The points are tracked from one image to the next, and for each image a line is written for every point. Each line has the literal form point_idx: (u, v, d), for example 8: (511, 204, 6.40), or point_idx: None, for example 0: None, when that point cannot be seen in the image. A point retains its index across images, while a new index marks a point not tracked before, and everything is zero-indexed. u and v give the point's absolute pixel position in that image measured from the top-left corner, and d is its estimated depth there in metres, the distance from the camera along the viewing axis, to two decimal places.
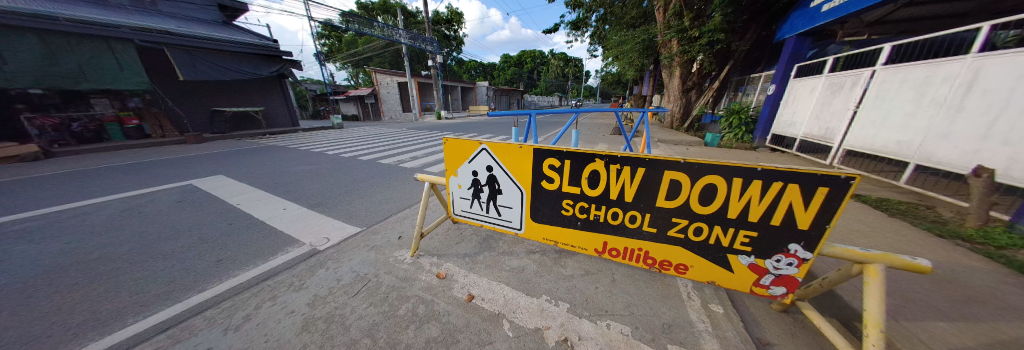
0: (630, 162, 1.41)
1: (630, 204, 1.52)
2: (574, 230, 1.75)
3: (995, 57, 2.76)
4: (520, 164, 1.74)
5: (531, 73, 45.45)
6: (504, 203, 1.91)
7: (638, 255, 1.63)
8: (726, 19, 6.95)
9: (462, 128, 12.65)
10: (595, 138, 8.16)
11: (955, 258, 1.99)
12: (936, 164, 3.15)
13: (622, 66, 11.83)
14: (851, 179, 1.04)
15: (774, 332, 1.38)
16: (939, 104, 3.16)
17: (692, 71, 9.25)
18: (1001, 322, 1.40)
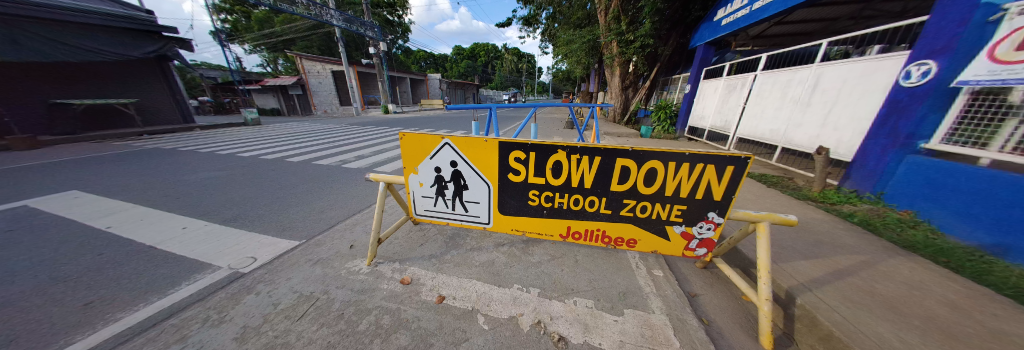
0: (588, 152, 1.56)
1: (587, 190, 1.68)
2: (539, 218, 1.86)
3: (830, 66, 3.74)
4: (485, 158, 1.75)
5: (484, 66, 44.81)
6: (468, 198, 1.91)
7: (597, 235, 1.82)
8: (654, 27, 7.94)
9: (415, 123, 11.85)
10: (548, 132, 8.56)
11: (806, 215, 2.73)
12: (794, 147, 4.20)
13: (571, 63, 12.59)
14: (749, 157, 1.34)
15: (699, 286, 1.72)
16: (797, 100, 4.18)
17: (629, 71, 10.35)
18: (835, 256, 1.99)
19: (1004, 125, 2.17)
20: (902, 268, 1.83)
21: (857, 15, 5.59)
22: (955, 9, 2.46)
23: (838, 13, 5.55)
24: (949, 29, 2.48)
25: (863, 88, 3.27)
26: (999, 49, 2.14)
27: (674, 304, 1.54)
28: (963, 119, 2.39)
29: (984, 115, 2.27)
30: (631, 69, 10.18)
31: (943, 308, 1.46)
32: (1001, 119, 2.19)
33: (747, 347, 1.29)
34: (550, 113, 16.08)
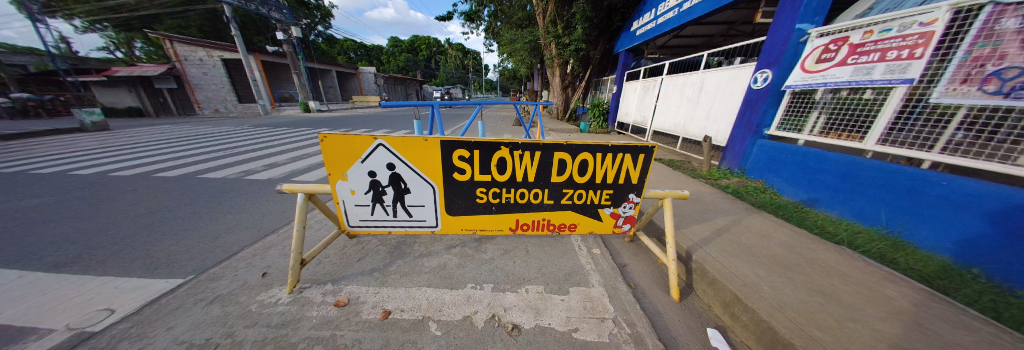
0: (529, 148, 1.66)
1: (530, 183, 1.78)
2: (488, 215, 1.89)
3: (709, 72, 4.74)
4: (428, 159, 1.70)
5: (425, 61, 42.36)
6: (411, 202, 1.82)
7: (543, 224, 1.95)
8: (585, 32, 8.72)
9: (347, 122, 10.49)
10: (496, 129, 8.62)
11: (702, 190, 3.40)
12: (690, 137, 5.20)
13: (516, 62, 12.96)
14: (654, 146, 1.65)
15: (628, 257, 2.03)
16: (690, 99, 5.17)
17: (567, 72, 11.11)
18: (720, 219, 2.55)
19: (810, 115, 3.10)
20: (760, 224, 2.46)
21: (728, 33, 7.18)
22: (782, 31, 3.36)
23: (716, 30, 7.01)
24: (777, 46, 3.41)
25: (730, 90, 4.25)
26: (810, 61, 3.05)
27: (609, 275, 1.78)
28: (788, 111, 3.33)
29: (800, 108, 3.21)
30: (569, 71, 10.96)
31: (780, 248, 2.03)
32: (809, 110, 3.13)
33: (663, 302, 1.60)
34: (496, 112, 16.19)
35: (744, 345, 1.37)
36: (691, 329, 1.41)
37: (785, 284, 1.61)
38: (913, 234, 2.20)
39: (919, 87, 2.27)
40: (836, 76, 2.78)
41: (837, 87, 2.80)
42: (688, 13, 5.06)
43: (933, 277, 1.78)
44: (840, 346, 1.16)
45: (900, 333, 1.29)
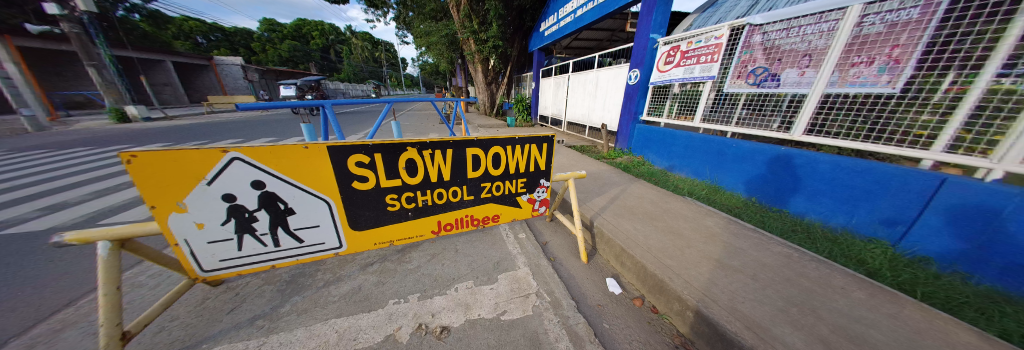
0: (438, 146, 1.63)
1: (445, 183, 1.75)
2: (404, 223, 1.77)
3: (601, 70, 5.58)
4: (315, 169, 1.45)
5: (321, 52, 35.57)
6: (302, 223, 1.53)
7: (466, 221, 1.95)
8: (500, 30, 8.94)
9: (207, 131, 7.87)
10: (418, 129, 8.01)
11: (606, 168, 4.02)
12: (593, 125, 6.05)
13: (434, 57, 12.32)
14: (553, 135, 1.94)
15: (549, 235, 2.33)
16: (590, 93, 6.00)
17: (489, 68, 11.12)
18: (619, 190, 3.07)
19: (665, 103, 4.03)
20: (645, 189, 3.09)
21: (615, 37, 8.55)
22: (641, 38, 4.22)
23: (605, 35, 8.32)
24: (639, 49, 4.28)
25: (616, 85, 5.13)
26: (660, 63, 3.98)
27: (533, 254, 2.03)
28: (653, 101, 4.24)
29: (659, 98, 4.15)
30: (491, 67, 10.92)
31: (651, 206, 2.61)
32: (664, 99, 4.08)
33: (576, 266, 1.96)
34: (419, 110, 14.99)
35: (630, 284, 1.81)
36: (594, 283, 1.80)
37: (654, 233, 2.10)
38: (723, 180, 3.17)
39: (718, 81, 3.27)
40: (676, 74, 3.71)
41: (677, 83, 3.74)
42: (583, 19, 5.83)
43: (734, 208, 2.64)
44: (680, 267, 1.70)
45: (722, 254, 1.85)
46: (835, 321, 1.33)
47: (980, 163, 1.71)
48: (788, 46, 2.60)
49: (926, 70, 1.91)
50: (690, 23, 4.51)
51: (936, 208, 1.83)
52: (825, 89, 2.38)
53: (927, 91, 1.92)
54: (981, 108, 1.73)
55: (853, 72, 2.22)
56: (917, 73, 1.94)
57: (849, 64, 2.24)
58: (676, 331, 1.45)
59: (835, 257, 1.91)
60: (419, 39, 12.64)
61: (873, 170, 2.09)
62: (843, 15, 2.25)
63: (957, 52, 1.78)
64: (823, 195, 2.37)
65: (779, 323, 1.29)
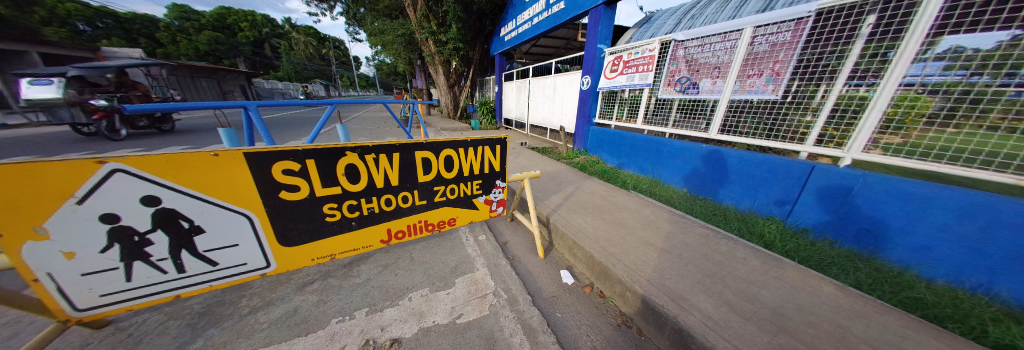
0: (383, 150, 1.60)
1: (393, 188, 1.72)
2: (347, 233, 1.67)
3: (558, 76, 5.84)
4: (231, 180, 1.29)
5: (254, 47, 31.21)
6: (216, 243, 1.34)
7: (420, 227, 1.93)
8: (460, 32, 8.81)
9: (95, 138, 6.34)
10: (374, 132, 7.48)
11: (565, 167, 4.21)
12: (552, 128, 6.30)
13: (391, 56, 11.64)
14: (506, 137, 2.05)
15: (508, 235, 2.36)
16: (549, 97, 6.22)
17: (450, 70, 10.83)
18: (577, 187, 3.23)
19: (615, 107, 4.36)
20: (599, 186, 3.30)
21: (571, 45, 9.03)
22: (590, 47, 4.53)
23: (561, 43, 8.76)
24: (589, 58, 4.59)
25: (571, 90, 5.41)
26: (607, 71, 4.31)
27: (491, 254, 2.04)
28: (603, 105, 4.57)
29: (608, 103, 4.48)
30: (452, 69, 10.62)
31: (601, 200, 2.81)
32: (611, 103, 4.44)
33: (532, 260, 2.03)
34: (375, 113, 14.00)
35: (582, 274, 1.93)
36: (551, 276, 1.87)
37: (602, 224, 2.27)
38: (661, 175, 3.56)
39: (653, 89, 3.67)
40: (619, 81, 4.08)
41: (624, 89, 4.08)
42: (539, 26, 6.07)
43: (670, 199, 2.98)
44: (623, 254, 1.86)
45: (661, 241, 2.06)
46: (744, 291, 1.58)
47: (837, 152, 2.20)
48: (703, 59, 3.04)
49: (797, 81, 2.38)
50: (630, 36, 4.97)
51: (810, 191, 2.29)
52: (731, 96, 2.83)
53: (800, 97, 2.39)
54: (834, 110, 2.22)
55: (749, 82, 2.69)
56: (792, 83, 2.42)
57: (747, 75, 2.70)
58: (620, 312, 1.61)
59: (743, 234, 2.29)
60: (373, 38, 11.84)
61: (767, 161, 2.55)
62: (740, 35, 2.72)
63: (813, 68, 2.28)
64: (735, 184, 2.80)
65: (701, 298, 1.50)
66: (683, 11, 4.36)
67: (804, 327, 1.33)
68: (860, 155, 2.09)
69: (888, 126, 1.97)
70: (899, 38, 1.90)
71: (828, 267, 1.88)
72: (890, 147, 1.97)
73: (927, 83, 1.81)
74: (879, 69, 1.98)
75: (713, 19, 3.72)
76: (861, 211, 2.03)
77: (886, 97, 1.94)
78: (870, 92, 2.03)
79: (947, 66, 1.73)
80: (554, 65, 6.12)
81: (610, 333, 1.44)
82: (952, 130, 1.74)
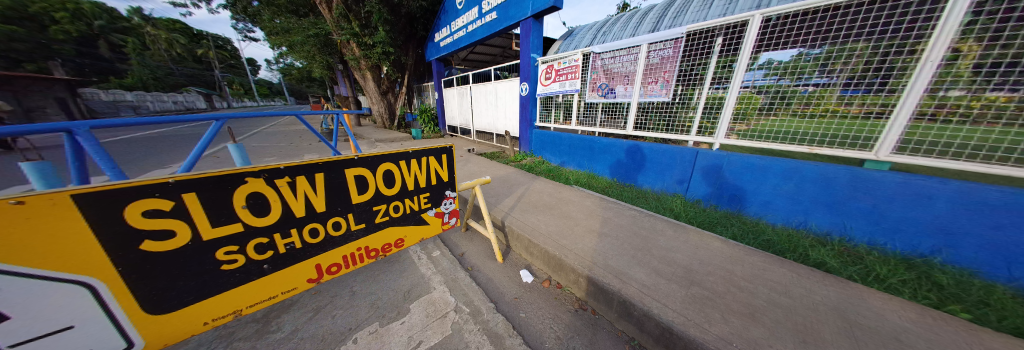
0: (303, 171, 1.40)
1: (319, 215, 1.51)
2: (257, 279, 1.39)
3: (498, 82, 5.96)
4: (55, 236, 0.93)
5: (86, 46, 22.92)
6: (33, 332, 0.94)
7: (360, 255, 1.75)
8: (389, 35, 8.19)
9: None
10: (293, 150, 6.36)
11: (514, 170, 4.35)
12: (497, 132, 6.40)
13: (304, 60, 10.05)
14: (451, 146, 2.05)
15: (463, 246, 2.32)
16: (492, 103, 6.30)
17: (381, 76, 9.95)
18: (527, 188, 3.37)
19: (552, 111, 4.67)
20: (546, 184, 3.52)
21: (507, 52, 9.32)
22: (524, 55, 4.78)
23: (497, 50, 9.00)
24: (525, 66, 4.83)
25: (512, 96, 5.59)
26: (542, 78, 4.60)
27: (448, 270, 1.97)
28: (542, 110, 4.86)
29: (546, 107, 4.77)
30: (383, 75, 9.77)
31: (549, 198, 3.00)
32: (547, 108, 4.77)
33: (489, 267, 2.04)
34: (291, 126, 11.89)
35: (539, 270, 2.03)
36: (510, 278, 1.92)
37: (552, 220, 2.42)
38: (595, 169, 3.99)
39: (581, 94, 4.09)
40: (552, 88, 4.43)
41: (558, 95, 4.40)
42: (473, 34, 6.10)
43: (604, 189, 3.37)
44: (572, 244, 2.03)
45: (603, 226, 2.32)
46: (667, 258, 1.90)
47: (709, 140, 2.86)
48: (615, 68, 3.55)
49: (681, 86, 2.98)
50: (557, 48, 5.42)
51: (699, 170, 2.90)
52: (639, 99, 3.38)
53: (682, 99, 3.00)
54: (706, 107, 2.85)
55: (650, 88, 3.25)
56: (678, 88, 3.02)
57: (648, 82, 3.26)
58: (576, 298, 1.75)
59: (659, 211, 2.75)
60: (275, 38, 10.01)
61: (669, 150, 3.12)
62: (639, 50, 3.28)
63: (687, 77, 2.93)
64: (649, 170, 3.34)
65: (637, 270, 1.75)
66: (597, 27, 5.01)
67: (708, 279, 1.69)
68: (725, 140, 2.75)
69: (737, 118, 2.67)
70: (738, 54, 2.58)
71: (715, 227, 2.41)
72: (741, 133, 2.66)
73: (755, 85, 2.51)
74: (728, 76, 2.65)
75: (621, 35, 4.41)
76: (731, 182, 2.68)
77: (733, 96, 2.63)
78: (725, 93, 2.69)
79: (765, 73, 2.45)
80: (493, 72, 6.22)
81: (568, 320, 1.56)
82: (772, 119, 2.46)
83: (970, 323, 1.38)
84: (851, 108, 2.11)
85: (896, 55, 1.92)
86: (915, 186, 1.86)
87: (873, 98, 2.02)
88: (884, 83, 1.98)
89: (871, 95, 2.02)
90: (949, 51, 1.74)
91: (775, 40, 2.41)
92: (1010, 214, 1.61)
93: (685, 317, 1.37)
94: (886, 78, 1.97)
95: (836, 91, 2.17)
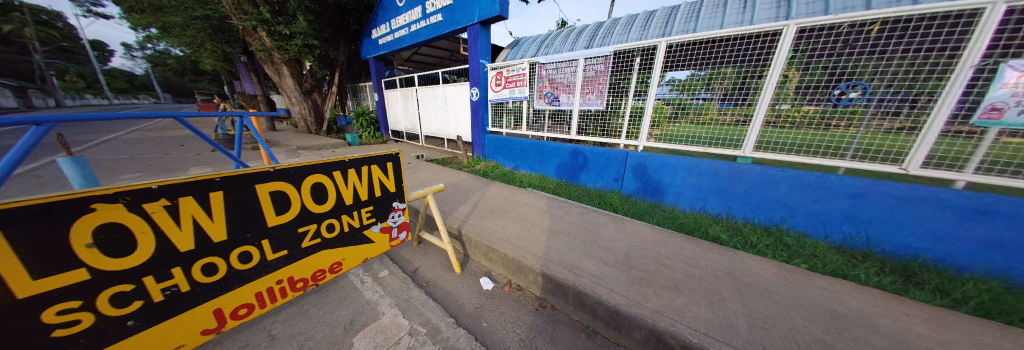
0: (193, 191, 1.09)
1: (218, 246, 1.21)
2: (115, 343, 1.02)
3: (447, 86, 5.77)
4: None
5: None
6: None
7: (281, 288, 1.47)
8: (312, 26, 7.15)
9: None
10: (181, 162, 5.02)
11: (468, 175, 4.26)
12: (447, 137, 6.18)
13: (192, 49, 8.05)
14: (398, 152, 1.90)
15: (417, 262, 2.16)
16: (441, 107, 6.06)
17: (305, 73, 8.62)
18: (482, 193, 3.33)
19: (503, 117, 4.76)
20: (501, 188, 3.55)
21: (454, 55, 9.10)
22: (473, 61, 4.76)
23: (444, 53, 8.70)
24: (474, 71, 4.81)
25: (461, 100, 5.48)
26: (492, 84, 4.64)
27: (400, 290, 1.82)
28: (493, 115, 4.90)
29: (497, 113, 4.83)
30: (306, 71, 8.47)
31: (505, 201, 3.03)
32: (498, 114, 4.84)
33: (447, 279, 1.95)
34: (176, 132, 9.35)
35: (499, 275, 2.03)
36: (470, 287, 1.87)
37: (509, 223, 2.45)
38: (545, 171, 4.20)
39: (530, 101, 4.26)
40: (502, 94, 4.51)
41: (509, 101, 4.50)
42: (417, 34, 5.79)
43: (554, 189, 3.57)
44: (529, 245, 2.09)
45: (556, 225, 2.45)
46: (610, 248, 2.12)
47: (635, 142, 3.31)
48: (558, 78, 3.81)
49: (611, 97, 3.39)
50: (505, 56, 5.55)
51: (630, 169, 3.32)
52: (580, 107, 3.70)
53: (613, 108, 3.40)
54: (631, 116, 3.30)
55: (588, 97, 3.58)
56: (609, 99, 3.41)
57: (587, 92, 3.59)
58: (535, 297, 1.81)
59: (600, 206, 3.05)
60: (142, 17, 7.72)
61: (606, 152, 3.49)
62: (577, 64, 3.60)
63: (616, 88, 3.33)
64: (590, 170, 3.67)
65: (588, 262, 1.90)
66: (541, 40, 5.31)
67: (644, 262, 1.94)
68: (647, 143, 3.21)
69: (654, 125, 3.16)
70: (651, 71, 3.06)
71: (644, 216, 2.78)
72: (657, 137, 3.16)
73: (664, 98, 3.02)
74: (644, 90, 3.13)
75: (562, 49, 4.77)
76: (654, 177, 3.15)
77: (649, 107, 3.12)
78: (644, 104, 3.16)
79: (670, 88, 2.97)
80: (440, 75, 5.99)
81: (529, 320, 1.60)
82: (677, 125, 2.99)
83: (807, 272, 1.92)
84: (726, 117, 2.71)
85: (752, 79, 2.57)
86: (767, 173, 2.50)
87: (739, 110, 2.65)
88: (745, 99, 2.62)
89: (738, 107, 2.64)
90: (780, 77, 2.42)
91: (676, 62, 2.94)
92: (819, 190, 2.31)
93: (629, 298, 1.54)
94: (746, 95, 2.60)
95: (716, 104, 2.77)
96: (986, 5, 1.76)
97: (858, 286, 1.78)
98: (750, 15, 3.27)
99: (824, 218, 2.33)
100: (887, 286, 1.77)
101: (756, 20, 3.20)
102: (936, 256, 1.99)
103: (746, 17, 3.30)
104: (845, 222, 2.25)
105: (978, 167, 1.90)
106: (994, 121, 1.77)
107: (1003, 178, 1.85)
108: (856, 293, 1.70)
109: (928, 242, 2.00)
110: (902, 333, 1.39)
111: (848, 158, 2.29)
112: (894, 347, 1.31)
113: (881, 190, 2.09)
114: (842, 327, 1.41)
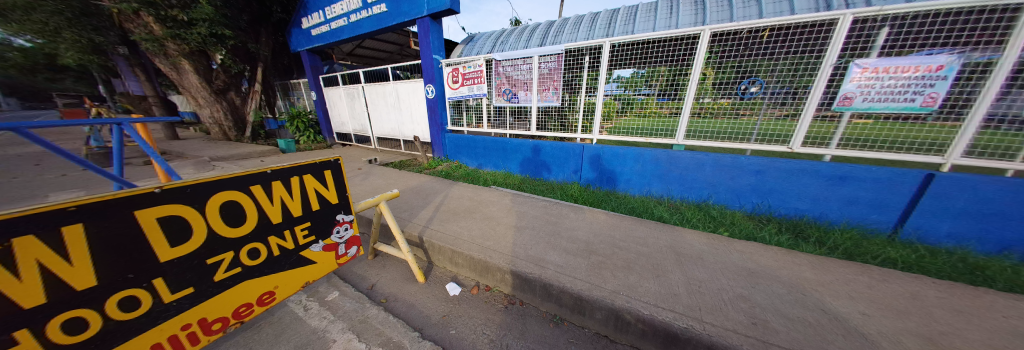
0: (40, 228, 0.82)
1: (86, 295, 0.94)
2: None
3: (399, 83, 5.36)
4: None
5: None
6: None
7: (192, 333, 1.22)
8: (220, 11, 6.00)
9: None
10: (39, 187, 3.86)
11: (428, 177, 4.05)
12: (404, 138, 5.79)
13: (38, 37, 6.15)
14: (338, 159, 1.71)
15: (374, 277, 1.98)
16: (394, 106, 5.63)
17: (216, 69, 7.24)
18: (445, 195, 3.18)
19: (462, 115, 4.62)
20: (464, 188, 3.44)
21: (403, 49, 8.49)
22: (424, 56, 4.49)
23: (392, 46, 8.05)
24: (427, 67, 4.56)
25: (416, 98, 5.16)
26: (450, 82, 4.47)
27: (356, 310, 1.65)
28: (452, 113, 4.72)
29: (456, 111, 4.67)
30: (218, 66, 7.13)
31: (469, 202, 2.94)
32: (459, 113, 4.67)
33: (409, 291, 1.82)
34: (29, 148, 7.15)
35: (466, 277, 1.97)
36: (435, 295, 1.78)
37: (474, 224, 2.39)
38: (509, 168, 4.20)
39: (489, 98, 4.20)
40: (460, 92, 4.36)
41: (468, 99, 4.38)
42: (358, 26, 5.25)
43: (519, 185, 3.60)
44: (494, 244, 2.06)
45: (521, 221, 2.47)
46: (571, 237, 2.20)
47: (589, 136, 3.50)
48: (515, 75, 3.82)
49: (565, 94, 3.52)
50: (459, 51, 5.36)
51: (586, 161, 3.50)
52: (538, 104, 3.76)
53: (568, 104, 3.54)
54: (585, 111, 3.48)
55: (545, 94, 3.66)
56: (564, 95, 3.53)
57: (544, 88, 3.66)
58: (504, 295, 1.80)
59: (562, 198, 3.17)
60: None
61: (563, 145, 3.62)
62: (532, 61, 3.64)
63: (568, 84, 3.46)
64: (550, 164, 3.78)
65: (552, 253, 1.94)
66: (496, 36, 5.25)
67: (603, 247, 2.06)
68: (600, 136, 3.42)
69: (605, 118, 3.39)
70: (598, 69, 3.25)
71: (601, 203, 2.96)
72: (608, 130, 3.39)
73: (612, 94, 3.26)
74: (594, 86, 3.32)
75: (517, 45, 4.78)
76: (607, 167, 3.37)
77: (600, 102, 3.33)
78: (595, 100, 3.36)
79: (617, 85, 3.20)
80: (389, 71, 5.52)
81: (499, 318, 1.59)
82: (624, 118, 3.24)
83: (732, 240, 2.24)
84: (663, 110, 3.00)
85: (680, 76, 2.87)
86: (696, 158, 2.85)
87: (673, 104, 2.95)
88: (676, 93, 2.93)
89: (672, 101, 2.94)
90: (701, 74, 2.76)
91: (620, 61, 3.17)
92: (735, 169, 2.71)
93: (590, 283, 1.62)
94: (677, 90, 2.91)
95: (655, 99, 3.05)
96: (839, 17, 2.20)
97: (769, 247, 2.13)
98: (676, 20, 3.63)
99: (739, 192, 2.75)
100: (785, 243, 2.17)
101: (681, 24, 3.57)
102: (815, 215, 2.49)
103: (673, 21, 3.65)
104: (754, 194, 2.69)
105: (839, 143, 2.40)
106: (847, 107, 2.27)
107: (856, 151, 2.35)
108: (766, 253, 2.05)
109: (809, 205, 2.50)
110: (798, 279, 1.71)
111: (753, 141, 2.71)
112: (792, 292, 1.60)
113: (777, 166, 2.54)
114: (756, 282, 1.69)
